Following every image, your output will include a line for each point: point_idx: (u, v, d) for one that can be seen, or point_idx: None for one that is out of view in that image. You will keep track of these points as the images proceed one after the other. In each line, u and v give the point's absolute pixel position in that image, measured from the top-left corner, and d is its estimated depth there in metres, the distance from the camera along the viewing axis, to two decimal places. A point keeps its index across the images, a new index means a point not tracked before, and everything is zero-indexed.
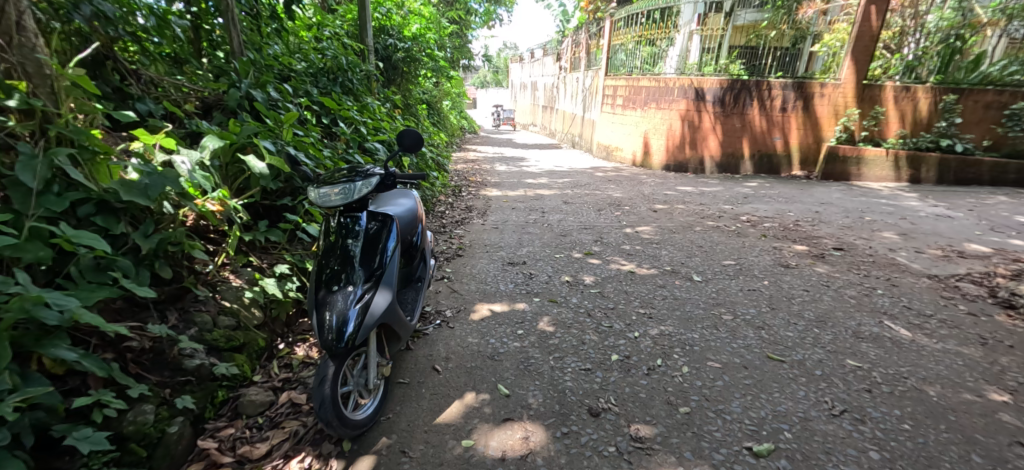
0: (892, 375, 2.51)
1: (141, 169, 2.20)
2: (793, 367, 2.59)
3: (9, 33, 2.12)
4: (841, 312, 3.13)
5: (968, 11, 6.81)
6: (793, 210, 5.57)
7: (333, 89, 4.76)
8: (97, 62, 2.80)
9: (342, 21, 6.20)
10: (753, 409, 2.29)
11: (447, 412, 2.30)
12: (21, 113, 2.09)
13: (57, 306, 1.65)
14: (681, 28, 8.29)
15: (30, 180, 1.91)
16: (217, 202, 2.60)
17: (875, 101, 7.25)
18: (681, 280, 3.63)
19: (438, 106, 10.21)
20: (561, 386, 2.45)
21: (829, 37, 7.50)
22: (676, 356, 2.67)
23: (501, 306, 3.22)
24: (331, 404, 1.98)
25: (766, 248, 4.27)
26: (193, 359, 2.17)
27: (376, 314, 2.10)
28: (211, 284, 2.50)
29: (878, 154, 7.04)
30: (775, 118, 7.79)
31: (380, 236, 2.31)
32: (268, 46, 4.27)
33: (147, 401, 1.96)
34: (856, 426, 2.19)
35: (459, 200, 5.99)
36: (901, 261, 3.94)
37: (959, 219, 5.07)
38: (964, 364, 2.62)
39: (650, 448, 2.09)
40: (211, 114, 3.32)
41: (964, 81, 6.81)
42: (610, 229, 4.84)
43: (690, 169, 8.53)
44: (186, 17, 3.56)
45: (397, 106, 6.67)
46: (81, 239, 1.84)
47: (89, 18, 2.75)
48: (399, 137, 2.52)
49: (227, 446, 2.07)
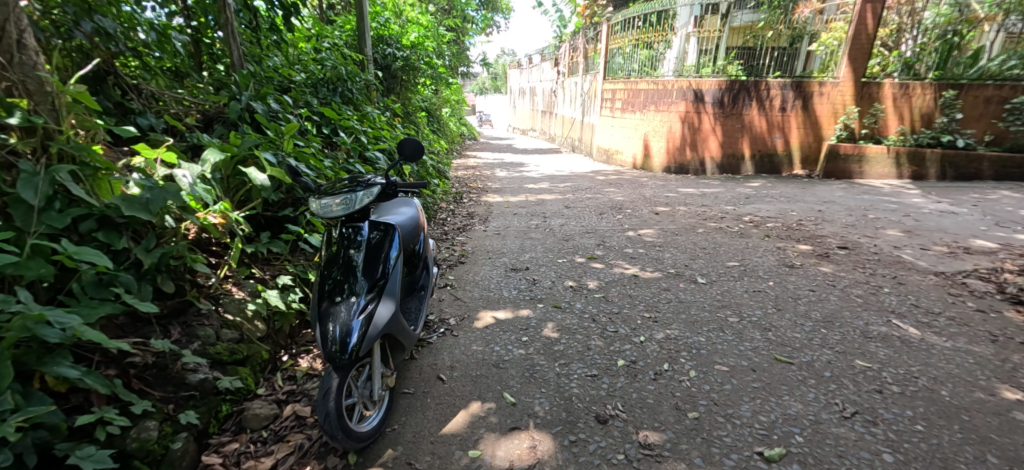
0: (903, 375, 2.48)
1: (142, 184, 2.20)
2: (801, 368, 2.56)
3: (10, 51, 2.13)
4: (848, 312, 3.10)
5: (965, 7, 6.85)
6: (796, 209, 5.55)
7: (333, 99, 4.79)
8: (98, 78, 2.80)
9: (341, 32, 6.22)
10: (763, 413, 2.26)
11: (452, 422, 2.28)
12: (22, 130, 2.08)
13: (59, 324, 1.63)
14: (678, 30, 8.25)
15: (32, 197, 1.91)
16: (218, 215, 2.62)
17: (875, 99, 7.26)
18: (685, 282, 3.60)
19: (438, 113, 10.34)
20: (567, 393, 2.43)
21: (825, 36, 7.45)
22: (683, 360, 2.65)
23: (504, 314, 3.20)
24: (336, 418, 1.96)
25: (770, 249, 4.25)
26: (196, 373, 2.16)
27: (379, 325, 2.07)
28: (214, 298, 2.50)
29: (879, 151, 7.03)
30: (775, 118, 7.77)
31: (382, 245, 2.31)
32: (268, 59, 4.29)
33: (150, 418, 1.94)
34: (868, 428, 2.16)
35: (460, 207, 5.97)
36: (908, 259, 3.90)
37: (963, 215, 5.03)
38: (975, 361, 2.59)
39: (661, 455, 2.06)
40: (211, 127, 3.33)
41: (964, 77, 6.86)
42: (612, 233, 4.82)
43: (691, 170, 8.47)
44: (187, 31, 3.59)
45: (397, 114, 6.69)
46: (83, 255, 1.84)
47: (89, 34, 2.76)
48: (400, 146, 2.51)
49: (231, 461, 2.04)
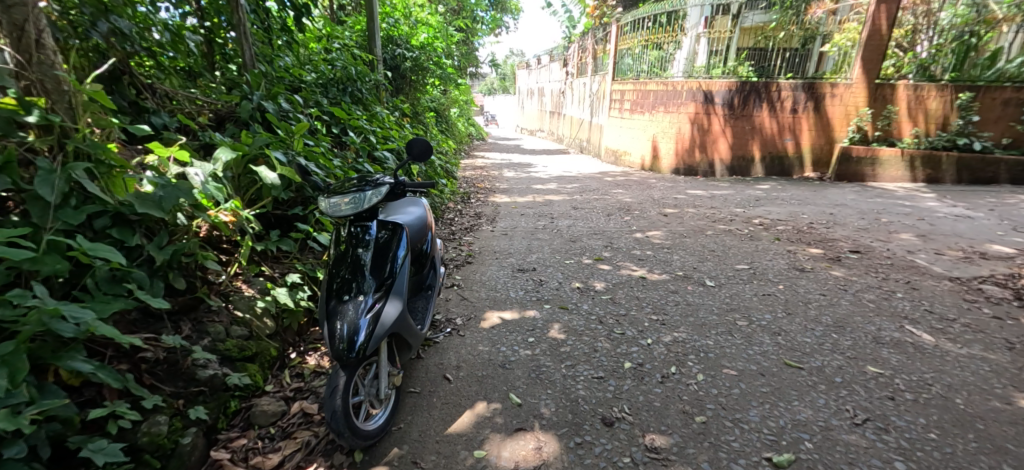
0: (916, 382, 2.44)
1: (155, 181, 2.21)
2: (811, 374, 2.53)
3: (29, 51, 2.15)
4: (859, 317, 3.05)
5: (983, 7, 6.70)
6: (807, 212, 5.48)
7: (342, 99, 4.82)
8: (114, 77, 2.82)
9: (351, 32, 6.24)
10: (771, 418, 2.23)
11: (458, 422, 2.27)
12: (39, 128, 2.08)
13: (73, 319, 1.64)
14: (688, 31, 8.19)
15: (49, 194, 1.91)
16: (229, 213, 2.64)
17: (888, 101, 7.17)
18: (694, 285, 3.57)
19: (446, 113, 10.36)
20: (573, 395, 2.41)
21: (839, 37, 7.38)
22: (690, 363, 2.62)
23: (511, 314, 3.19)
24: (342, 416, 1.96)
25: (780, 252, 4.20)
26: (206, 369, 2.17)
27: (386, 324, 2.07)
28: (224, 294, 2.51)
29: (893, 154, 6.95)
30: (786, 119, 7.69)
31: (390, 244, 2.30)
32: (279, 59, 4.29)
33: (161, 412, 1.95)
34: (880, 435, 2.12)
35: (468, 207, 5.96)
36: (921, 264, 3.84)
37: (980, 219, 4.95)
38: (991, 369, 2.54)
39: (667, 459, 2.04)
40: (223, 126, 3.36)
41: (981, 78, 6.73)
42: (620, 235, 4.79)
43: (699, 172, 8.41)
44: (201, 31, 3.60)
45: (405, 114, 6.71)
46: (97, 251, 1.84)
47: (106, 34, 2.78)
48: (408, 146, 2.51)
49: (239, 457, 2.05)
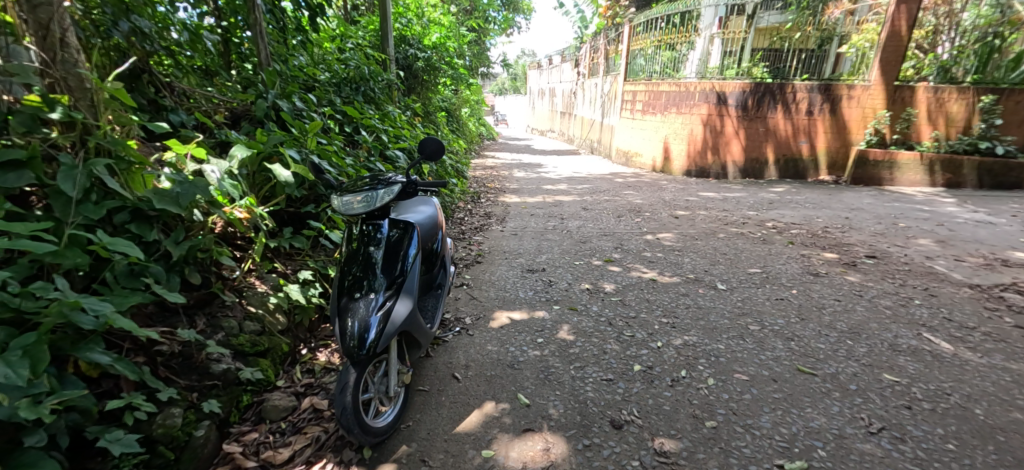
0: (934, 391, 2.38)
1: (173, 178, 2.23)
2: (825, 380, 2.48)
3: (53, 49, 2.18)
4: (875, 324, 2.99)
5: (1008, 8, 6.54)
6: (822, 216, 5.40)
7: (355, 98, 4.84)
8: (134, 76, 2.86)
9: (364, 32, 6.26)
10: (784, 425, 2.19)
11: (466, 421, 2.26)
12: (62, 125, 2.11)
13: (93, 311, 1.66)
14: (702, 31, 8.11)
15: (70, 189, 1.93)
16: (243, 210, 2.66)
17: (907, 103, 7.04)
18: (705, 288, 3.53)
19: (457, 113, 10.37)
20: (583, 396, 2.39)
21: (857, 37, 7.27)
22: (700, 367, 2.59)
23: (520, 314, 3.17)
24: (352, 412, 1.95)
25: (794, 256, 4.14)
26: (220, 363, 2.18)
27: (397, 322, 2.07)
28: (238, 290, 2.52)
29: (911, 158, 6.83)
30: (801, 122, 7.58)
31: (402, 243, 2.30)
32: (293, 58, 4.31)
33: (175, 405, 1.96)
34: (896, 445, 2.07)
35: (478, 207, 5.95)
36: (940, 270, 3.76)
37: (1001, 225, 4.84)
38: (1011, 380, 2.48)
39: (676, 464, 2.02)
40: (239, 124, 3.40)
41: (1004, 81, 6.61)
42: (630, 236, 4.75)
43: (712, 174, 8.33)
44: (218, 30, 3.63)
45: (417, 113, 6.72)
46: (116, 245, 1.86)
47: (127, 34, 2.81)
48: (421, 145, 2.51)
49: (250, 450, 2.06)
